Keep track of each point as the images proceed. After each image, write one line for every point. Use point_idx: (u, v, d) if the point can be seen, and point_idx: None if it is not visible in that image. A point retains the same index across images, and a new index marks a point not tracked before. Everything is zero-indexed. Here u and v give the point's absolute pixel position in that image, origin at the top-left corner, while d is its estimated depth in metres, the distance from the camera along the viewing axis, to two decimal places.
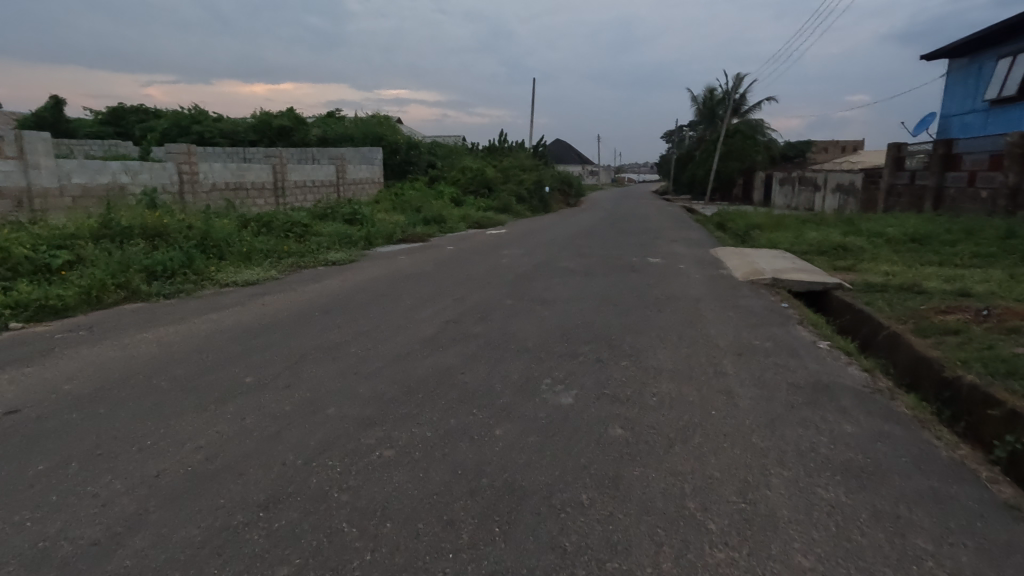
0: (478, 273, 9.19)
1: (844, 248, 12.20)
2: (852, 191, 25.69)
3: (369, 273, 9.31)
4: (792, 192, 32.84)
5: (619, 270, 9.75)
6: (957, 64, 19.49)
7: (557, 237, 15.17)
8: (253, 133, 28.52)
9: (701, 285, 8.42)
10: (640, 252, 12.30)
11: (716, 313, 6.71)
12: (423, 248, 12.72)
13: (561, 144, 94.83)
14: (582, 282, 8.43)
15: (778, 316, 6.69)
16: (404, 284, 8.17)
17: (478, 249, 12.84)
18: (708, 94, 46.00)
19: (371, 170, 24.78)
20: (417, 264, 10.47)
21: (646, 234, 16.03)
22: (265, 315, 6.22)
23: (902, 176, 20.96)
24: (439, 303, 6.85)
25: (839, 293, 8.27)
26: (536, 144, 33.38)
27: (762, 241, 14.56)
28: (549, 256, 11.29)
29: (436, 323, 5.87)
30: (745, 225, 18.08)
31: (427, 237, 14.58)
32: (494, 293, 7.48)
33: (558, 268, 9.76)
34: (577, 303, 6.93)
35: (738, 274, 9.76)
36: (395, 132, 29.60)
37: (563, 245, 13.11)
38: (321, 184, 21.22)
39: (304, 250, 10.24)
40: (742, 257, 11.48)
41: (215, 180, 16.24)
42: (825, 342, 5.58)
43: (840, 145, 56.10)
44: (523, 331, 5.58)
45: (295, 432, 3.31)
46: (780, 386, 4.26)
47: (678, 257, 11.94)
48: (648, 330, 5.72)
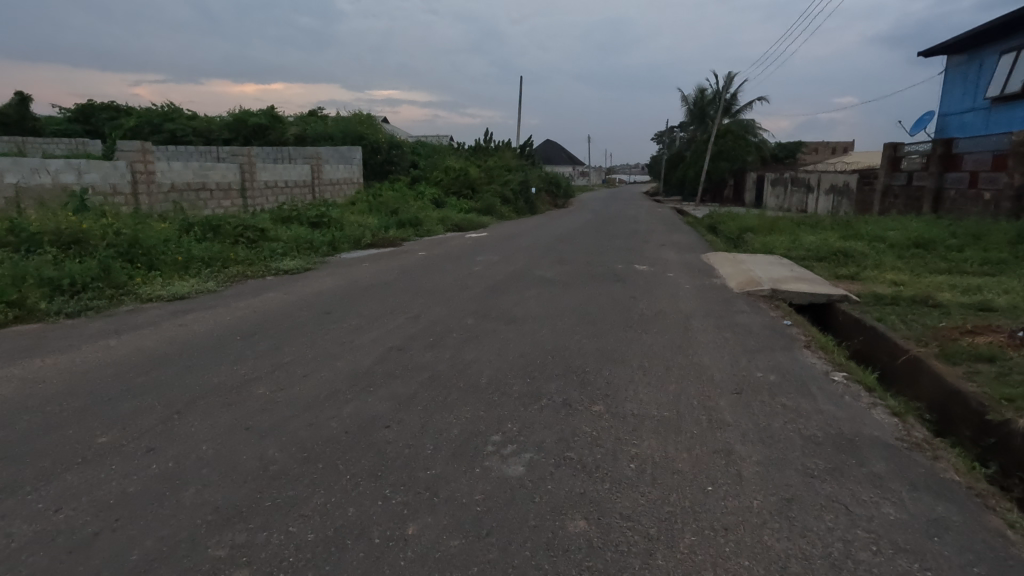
0: (444, 283, 8.25)
1: (845, 254, 11.40)
2: (846, 193, 25.01)
3: (323, 283, 8.33)
4: (784, 193, 32.19)
5: (601, 279, 8.86)
6: (956, 61, 18.80)
7: (539, 241, 14.25)
8: (227, 131, 27.39)
9: (691, 298, 7.55)
10: (625, 258, 11.42)
11: (709, 333, 5.81)
12: (392, 254, 11.73)
13: (551, 145, 94.07)
14: (559, 294, 7.53)
15: (780, 337, 5.80)
16: (356, 297, 7.21)
17: (452, 254, 11.90)
18: (698, 93, 45.29)
19: (349, 170, 23.75)
20: (380, 273, 9.50)
21: (634, 237, 15.14)
22: (175, 340, 5.23)
23: (898, 178, 20.27)
24: (388, 322, 5.89)
25: (845, 307, 7.43)
26: (523, 143, 32.48)
27: (756, 245, 13.73)
28: (526, 263, 10.37)
29: (377, 350, 4.91)
30: (737, 228, 17.29)
31: (399, 242, 13.61)
32: (456, 308, 6.54)
33: (534, 277, 8.84)
34: (549, 322, 6.01)
35: (733, 284, 8.86)
36: (376, 131, 28.58)
37: (544, 250, 12.20)
38: (294, 184, 20.19)
39: (253, 258, 9.23)
40: (737, 264, 10.61)
41: (174, 180, 15.18)
42: (840, 374, 4.68)
43: (829, 146, 55.69)
44: (479, 362, 4.64)
45: (122, 535, 2.35)
46: (793, 442, 3.35)
47: (667, 263, 11.05)
48: (629, 358, 4.80)
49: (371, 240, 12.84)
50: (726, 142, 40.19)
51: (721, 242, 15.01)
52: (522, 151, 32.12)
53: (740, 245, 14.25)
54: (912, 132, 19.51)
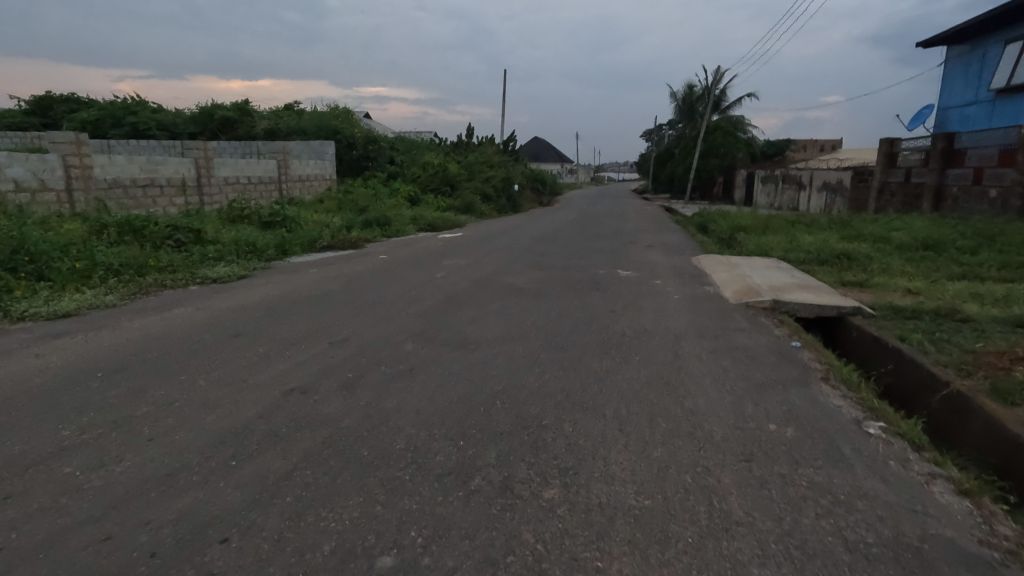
0: (395, 294, 7.09)
1: (847, 256, 10.40)
2: (841, 190, 24.13)
3: (254, 293, 7.13)
4: (775, 191, 31.35)
5: (578, 288, 7.75)
6: (956, 51, 17.93)
7: (517, 242, 13.12)
8: (193, 126, 25.90)
9: (680, 312, 6.46)
10: (607, 261, 10.32)
11: (704, 361, 4.69)
12: (350, 257, 10.54)
13: (540, 142, 92.76)
14: (527, 308, 6.41)
15: (791, 365, 4.70)
16: (283, 313, 6.02)
17: (417, 257, 10.73)
18: (687, 89, 44.42)
19: (321, 166, 22.44)
20: (328, 280, 8.32)
21: (619, 238, 14.06)
22: (15, 378, 4.04)
23: (896, 174, 19.39)
24: (306, 350, 4.72)
25: (859, 321, 6.38)
26: (507, 139, 31.33)
27: (750, 246, 12.72)
28: (495, 268, 9.26)
29: (272, 394, 3.73)
30: (729, 228, 16.27)
31: (363, 244, 12.43)
32: (398, 329, 5.38)
33: (502, 286, 7.71)
34: (508, 347, 4.87)
35: (729, 293, 7.76)
36: (352, 126, 27.27)
37: (519, 253, 11.07)
38: (258, 181, 18.89)
39: (179, 264, 8.02)
40: (732, 269, 9.52)
41: (116, 176, 13.87)
42: (877, 424, 3.58)
43: (817, 143, 55.10)
44: (403, 411, 3.49)
45: None
46: (836, 559, 2.24)
47: (654, 267, 9.98)
48: (602, 405, 3.67)
49: (330, 241, 11.63)
50: (715, 138, 39.29)
51: (712, 243, 13.96)
52: (505, 147, 30.93)
53: (734, 246, 13.21)
54: (911, 127, 18.61)
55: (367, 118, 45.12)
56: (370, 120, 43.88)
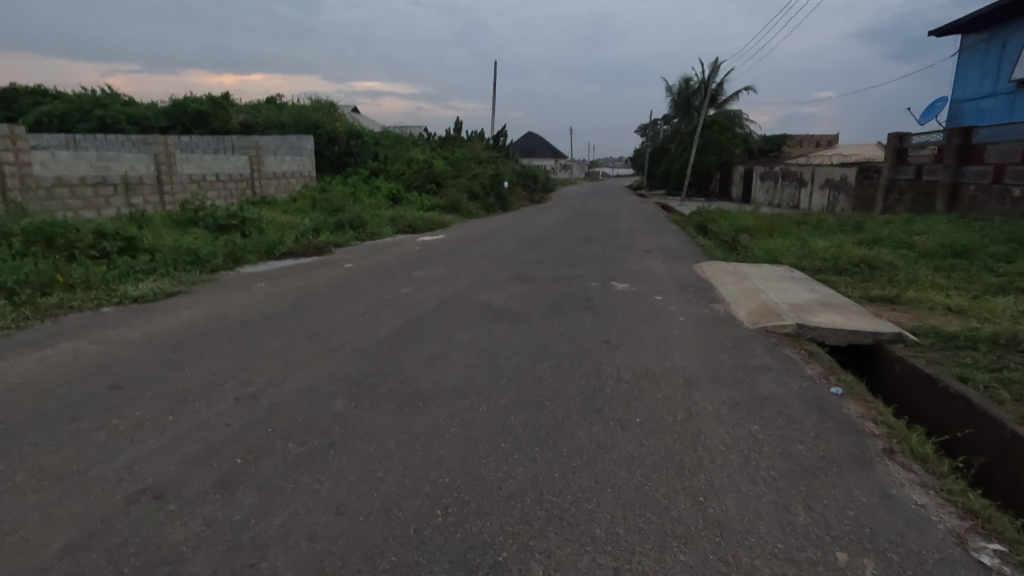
0: (346, 317, 5.92)
1: (867, 264, 9.33)
2: (844, 188, 23.07)
3: (176, 316, 5.94)
4: (774, 188, 30.33)
5: (567, 307, 6.61)
6: (971, 40, 16.89)
7: (501, 246, 11.95)
8: (165, 119, 24.49)
9: (688, 342, 5.32)
10: (599, 270, 9.18)
11: (725, 424, 3.56)
12: (310, 266, 9.36)
13: (533, 137, 91.36)
14: (501, 338, 5.25)
15: (840, 428, 3.58)
16: (195, 348, 4.82)
17: (387, 265, 9.57)
18: (682, 84, 43.27)
19: (298, 163, 21.17)
20: (274, 296, 7.15)
21: (613, 241, 12.93)
22: None
23: (906, 172, 18.38)
24: (196, 412, 3.53)
25: (903, 352, 5.29)
26: (497, 134, 30.14)
27: (757, 250, 11.64)
28: (472, 280, 8.10)
29: (109, 502, 2.57)
30: (732, 230, 15.16)
31: (330, 249, 11.24)
32: (330, 375, 4.19)
33: (477, 305, 6.55)
34: (470, 405, 3.72)
35: (741, 312, 6.64)
36: (334, 120, 25.97)
37: (502, 261, 9.92)
38: (227, 178, 17.71)
39: (96, 279, 6.83)
40: (741, 280, 8.43)
41: (61, 173, 12.67)
42: (987, 546, 2.47)
43: (814, 139, 53.98)
44: (290, 539, 2.33)
45: None
46: None
47: (653, 278, 8.87)
48: (587, 519, 2.52)
49: (291, 246, 10.42)
50: (713, 133, 38.18)
51: (714, 246, 12.85)
52: (495, 142, 29.67)
53: (738, 250, 12.09)
54: (923, 122, 17.56)
55: (354, 113, 43.69)
56: (356, 114, 42.48)
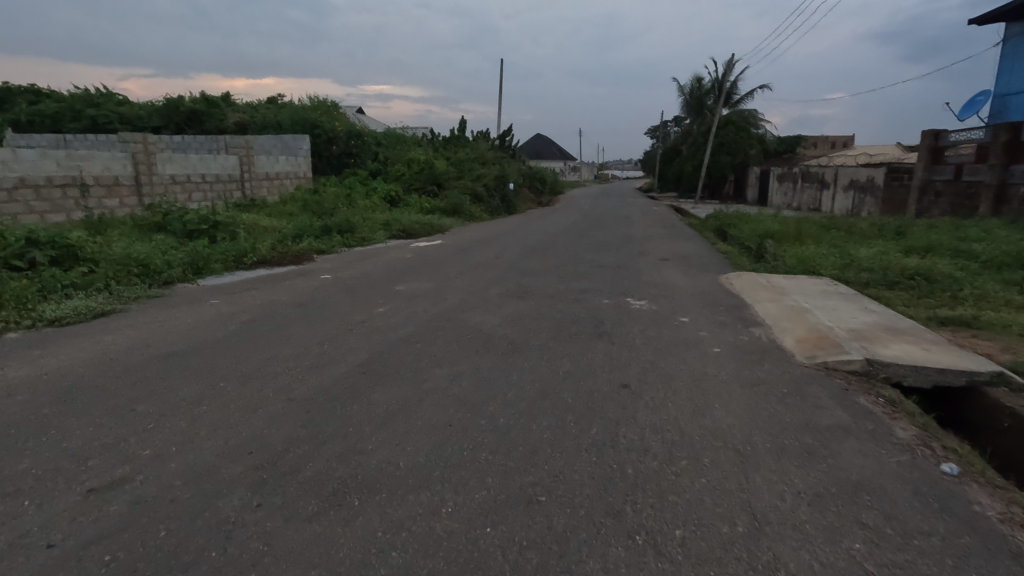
0: (297, 347, 4.77)
1: (923, 277, 8.05)
2: (870, 190, 21.67)
3: (90, 344, 4.82)
4: (792, 190, 28.94)
5: (574, 333, 5.41)
6: (1016, 29, 15.57)
7: (502, 254, 10.78)
8: (157, 118, 23.42)
9: (729, 386, 4.10)
10: (612, 283, 7.97)
11: (812, 544, 2.35)
12: (283, 277, 8.23)
13: (542, 139, 90.21)
14: (488, 381, 4.07)
15: (985, 552, 2.35)
16: (84, 396, 3.69)
17: (370, 276, 8.44)
18: (695, 83, 41.93)
19: (292, 163, 20.13)
20: (223, 315, 6.01)
21: (626, 248, 11.71)
22: None
23: (942, 172, 17.06)
24: (18, 517, 2.39)
25: (1012, 400, 4.05)
26: (503, 134, 29.03)
27: (788, 257, 10.39)
28: (462, 297, 6.93)
29: None
30: (755, 235, 13.88)
31: (311, 257, 10.13)
32: (242, 444, 3.02)
33: (462, 331, 5.37)
34: (427, 504, 2.53)
35: (788, 339, 5.40)
36: (333, 119, 24.95)
37: (500, 272, 8.74)
38: (214, 178, 16.74)
39: (11, 296, 5.74)
40: (779, 296, 7.18)
41: (24, 173, 11.68)
42: None
43: (830, 140, 52.32)
44: None
45: None
46: None
47: (675, 292, 7.66)
48: None
49: (265, 254, 9.31)
50: (727, 133, 36.83)
51: (738, 253, 11.59)
52: (500, 143, 28.50)
53: (766, 258, 10.82)
54: (962, 118, 16.18)
55: (358, 114, 42.61)
56: (361, 115, 41.50)
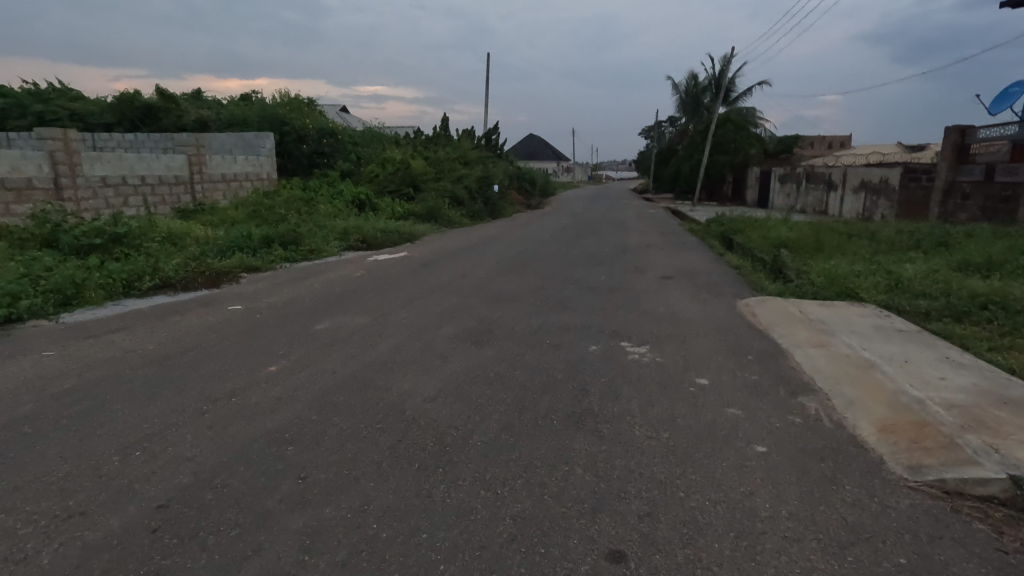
0: (87, 458, 2.94)
1: (1000, 305, 6.28)
2: (884, 191, 20.00)
3: None
4: (796, 191, 27.31)
5: (541, 415, 3.59)
6: None
7: (471, 272, 8.99)
8: (110, 114, 21.23)
9: (804, 556, 2.30)
10: (603, 316, 6.17)
11: None
12: (177, 308, 6.39)
13: (535, 139, 88.28)
14: (372, 555, 2.24)
15: None
16: None
17: (295, 305, 6.60)
18: (690, 81, 40.28)
19: (253, 163, 18.23)
20: (38, 378, 4.16)
21: (620, 263, 9.93)
22: None
23: (971, 172, 15.44)
24: None
25: None
26: (489, 132, 27.26)
27: (815, 275, 8.65)
28: (397, 342, 5.10)
29: None
30: (767, 245, 12.16)
31: (236, 277, 8.32)
32: None
33: (372, 413, 3.55)
34: None
35: (864, 421, 3.59)
36: (303, 115, 23.03)
37: (462, 299, 6.93)
38: (156, 181, 14.90)
39: None
40: (823, 337, 5.39)
41: None
42: None
43: (827, 140, 50.79)
44: None
45: None
46: None
47: (683, 328, 5.86)
48: None
49: (170, 274, 7.47)
50: (726, 132, 35.19)
51: (752, 268, 9.85)
52: (486, 142, 26.64)
53: (787, 274, 9.08)
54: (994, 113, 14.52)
55: (341, 113, 40.49)
56: (344, 115, 39.47)
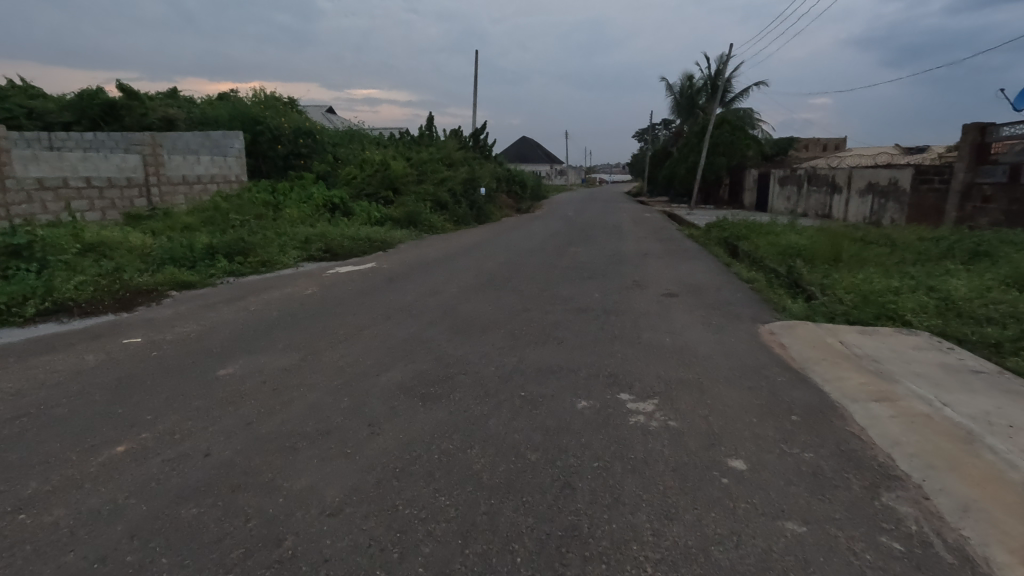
0: None
1: None
2: (894, 194, 18.83)
3: None
4: (797, 194, 26.19)
5: (501, 548, 2.27)
6: None
7: (443, 289, 7.68)
8: (68, 111, 19.62)
9: None
10: (596, 352, 4.86)
11: None
12: (59, 342, 5.03)
13: (528, 142, 87.08)
14: None
15: None
16: None
17: (212, 338, 5.24)
18: (686, 81, 39.22)
19: (219, 164, 16.83)
20: None
21: (616, 276, 8.64)
22: None
23: (991, 173, 14.32)
24: None
25: None
26: (477, 133, 25.97)
27: (844, 292, 7.40)
28: (316, 400, 3.75)
29: None
30: (779, 254, 10.94)
31: (159, 297, 6.98)
32: None
33: (230, 548, 2.23)
34: None
35: (1001, 552, 2.31)
36: (278, 114, 21.64)
37: (423, 327, 5.60)
38: (105, 184, 13.50)
39: None
40: (883, 386, 4.09)
41: None
42: None
43: (822, 142, 49.88)
44: None
45: None
46: None
47: (700, 369, 4.57)
48: None
49: (69, 294, 6.16)
50: (722, 133, 34.09)
51: (767, 283, 8.59)
52: (473, 143, 25.32)
53: (810, 290, 7.84)
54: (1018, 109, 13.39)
55: (326, 114, 38.99)
56: (328, 116, 37.99)
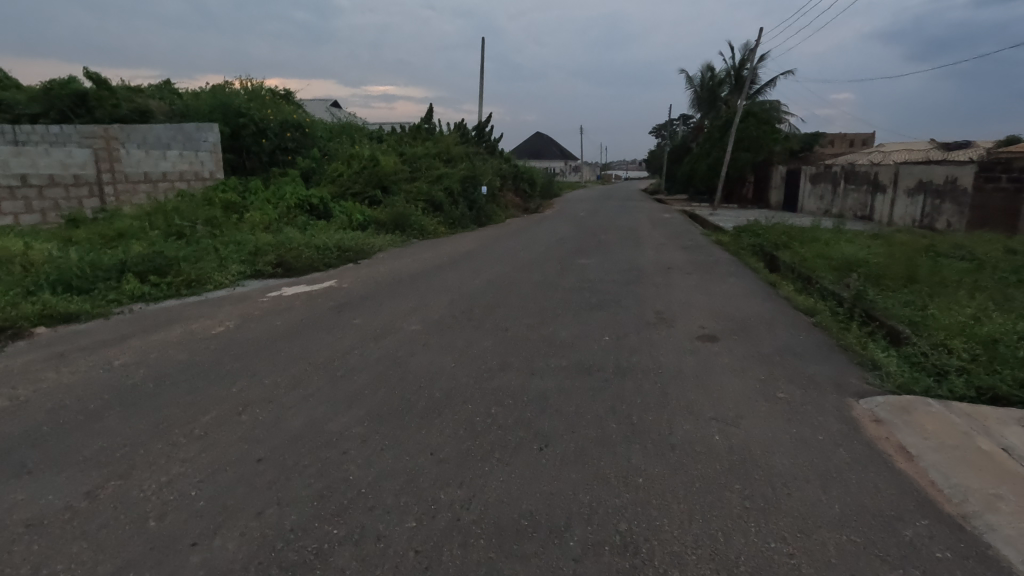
0: None
1: None
2: (949, 194, 16.43)
3: None
4: (831, 193, 23.82)
5: None
6: None
7: (401, 326, 5.75)
8: (37, 102, 18.01)
9: None
10: (600, 476, 2.87)
11: None
12: None
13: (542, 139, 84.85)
14: None
15: None
16: None
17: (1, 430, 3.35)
18: (707, 72, 36.79)
19: (188, 160, 15.02)
20: None
21: (631, 305, 6.65)
22: None
23: None
24: None
25: None
26: (480, 126, 24.01)
27: (950, 335, 5.34)
28: None
29: None
30: (833, 270, 8.84)
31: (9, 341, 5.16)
32: None
33: None
34: None
35: None
36: (263, 105, 19.83)
37: (337, 409, 3.64)
38: (46, 182, 11.86)
39: None
40: None
41: None
42: None
43: (848, 138, 47.18)
44: None
45: None
46: None
47: (787, 518, 2.57)
48: None
49: None
50: (747, 127, 31.71)
51: (830, 315, 6.54)
52: (476, 136, 23.35)
53: (894, 329, 5.79)
54: None
55: (330, 108, 37.18)
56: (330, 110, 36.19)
